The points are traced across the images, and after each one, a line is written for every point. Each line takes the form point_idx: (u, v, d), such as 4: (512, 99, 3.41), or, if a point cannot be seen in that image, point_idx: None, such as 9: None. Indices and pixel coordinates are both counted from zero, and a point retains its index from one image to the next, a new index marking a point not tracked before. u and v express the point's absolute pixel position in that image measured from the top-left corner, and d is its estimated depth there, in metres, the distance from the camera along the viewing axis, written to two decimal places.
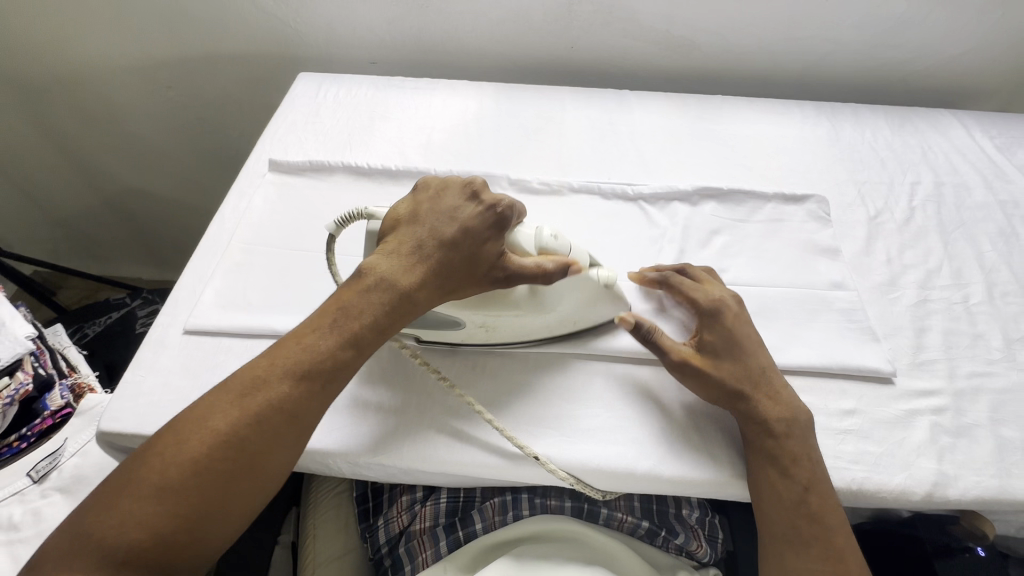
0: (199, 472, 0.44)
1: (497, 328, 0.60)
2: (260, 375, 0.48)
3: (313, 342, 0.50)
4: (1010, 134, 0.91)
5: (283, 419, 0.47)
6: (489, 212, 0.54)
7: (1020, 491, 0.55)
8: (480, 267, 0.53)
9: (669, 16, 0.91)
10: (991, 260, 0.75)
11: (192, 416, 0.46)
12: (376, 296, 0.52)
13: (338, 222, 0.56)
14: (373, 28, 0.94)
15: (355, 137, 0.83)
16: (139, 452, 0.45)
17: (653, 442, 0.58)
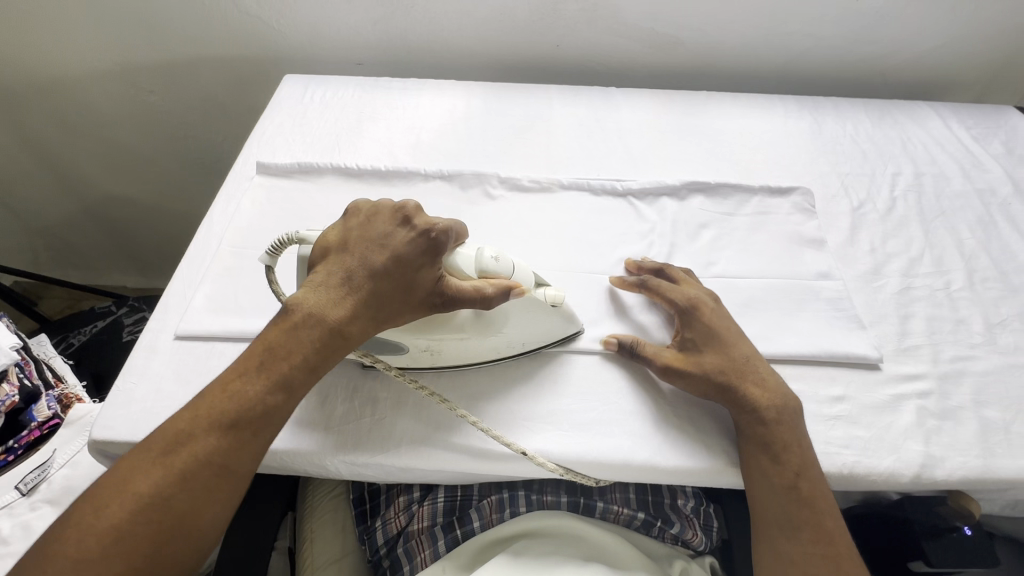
0: (118, 542, 0.40)
1: (441, 353, 0.57)
2: (179, 432, 0.44)
3: (239, 392, 0.46)
4: (986, 124, 0.91)
5: (212, 472, 0.43)
6: (423, 234, 0.52)
7: (1004, 471, 0.54)
8: (420, 294, 0.51)
9: (652, 14, 0.93)
10: (971, 247, 0.73)
11: (108, 481, 0.42)
12: (309, 337, 0.49)
13: (271, 251, 0.52)
14: (360, 30, 0.98)
15: (343, 138, 0.84)
16: (53, 527, 0.42)
17: (649, 432, 0.57)
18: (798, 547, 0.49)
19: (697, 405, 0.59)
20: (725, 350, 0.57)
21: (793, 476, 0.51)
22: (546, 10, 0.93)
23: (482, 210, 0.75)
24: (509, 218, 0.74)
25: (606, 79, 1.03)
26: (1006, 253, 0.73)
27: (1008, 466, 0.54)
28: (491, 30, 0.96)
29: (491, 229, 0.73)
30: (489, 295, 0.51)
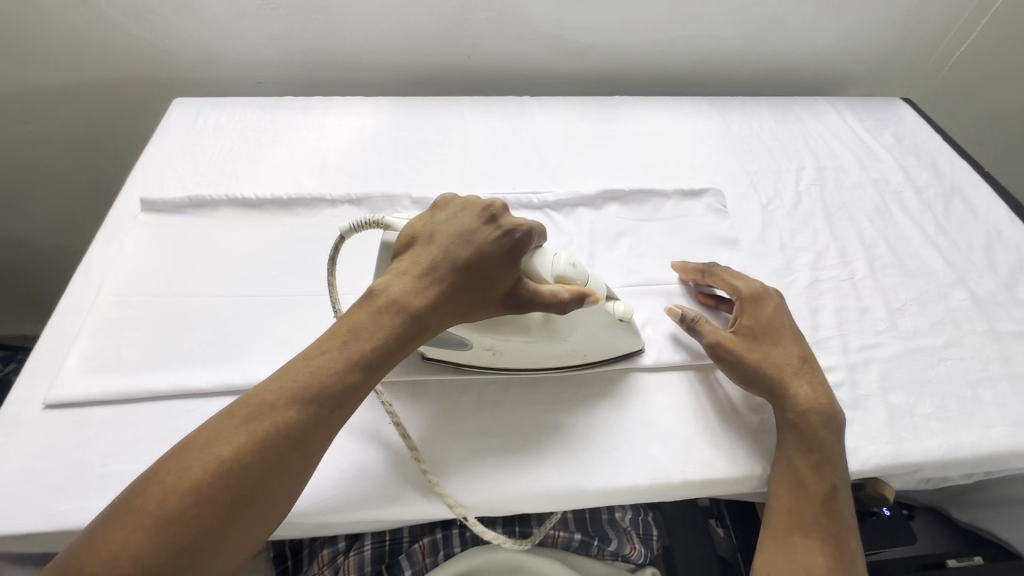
0: (194, 507, 0.39)
1: (504, 352, 0.56)
2: (267, 402, 0.43)
3: (321, 370, 0.45)
4: (877, 116, 0.96)
5: (286, 453, 0.43)
6: (510, 235, 0.51)
7: (912, 454, 0.56)
8: (497, 292, 0.50)
9: (559, 22, 0.92)
10: (871, 236, 0.77)
11: (192, 443, 0.42)
12: (390, 320, 0.48)
13: (354, 225, 0.52)
14: (257, 47, 0.92)
15: (241, 166, 0.78)
16: (138, 475, 0.41)
17: (582, 457, 0.55)
18: (816, 557, 0.50)
19: (632, 420, 0.57)
20: (784, 345, 0.58)
21: (831, 490, 0.53)
22: (453, 20, 0.91)
23: None
24: None
25: (520, 88, 1.02)
26: (901, 239, 0.76)
27: (914, 449, 0.56)
28: (398, 42, 0.93)
29: None
30: (561, 302, 0.50)
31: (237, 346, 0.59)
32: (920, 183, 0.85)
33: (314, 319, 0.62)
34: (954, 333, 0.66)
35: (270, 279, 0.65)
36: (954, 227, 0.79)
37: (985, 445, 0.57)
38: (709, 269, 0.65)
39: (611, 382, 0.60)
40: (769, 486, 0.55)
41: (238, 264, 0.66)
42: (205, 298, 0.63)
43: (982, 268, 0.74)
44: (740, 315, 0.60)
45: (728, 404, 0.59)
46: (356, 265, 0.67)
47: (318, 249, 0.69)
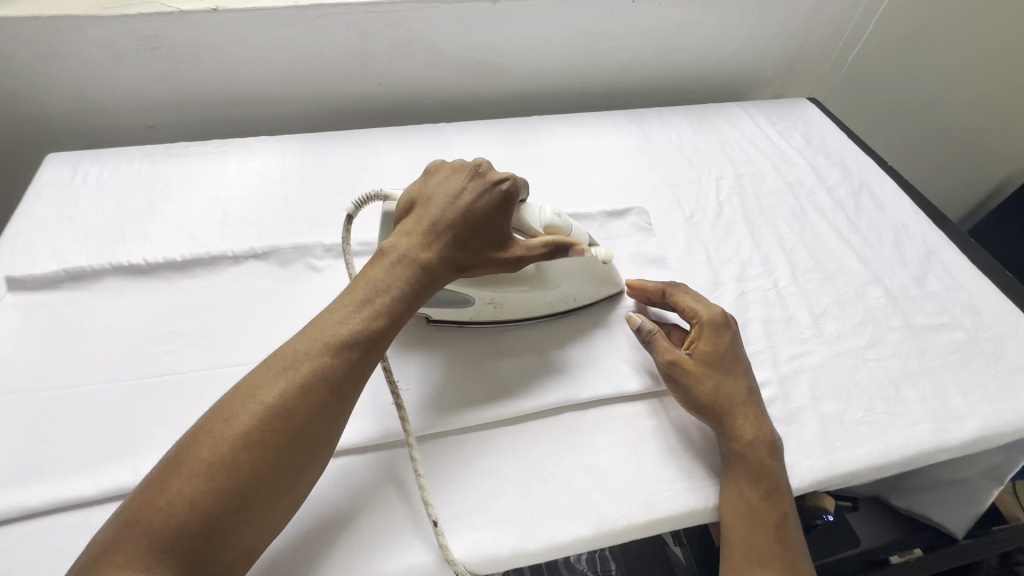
0: (249, 448, 0.41)
1: (504, 304, 0.61)
2: (300, 353, 0.46)
3: (348, 320, 0.48)
4: (786, 118, 0.99)
5: (327, 394, 0.45)
6: (501, 186, 0.53)
7: (846, 464, 0.56)
8: (496, 238, 0.54)
9: (469, 44, 0.90)
10: (790, 241, 0.78)
11: (239, 393, 0.44)
12: (402, 273, 0.51)
13: (359, 202, 0.59)
14: (142, 89, 0.84)
15: (129, 226, 0.71)
16: (189, 432, 0.43)
17: (541, 510, 0.52)
18: None
19: (575, 465, 0.55)
20: (736, 374, 0.57)
21: (782, 517, 0.52)
22: (358, 50, 0.86)
23: (305, 286, 0.66)
24: (337, 291, 0.66)
25: (437, 114, 0.99)
26: (819, 242, 0.78)
27: (848, 458, 0.57)
28: (300, 76, 0.88)
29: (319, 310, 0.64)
30: (548, 244, 0.55)
31: (130, 439, 0.53)
32: (832, 183, 0.88)
33: (219, 396, 0.57)
34: (874, 333, 0.68)
35: (166, 355, 0.59)
36: (865, 224, 0.82)
37: (912, 445, 0.58)
38: (670, 289, 0.63)
39: (544, 428, 0.57)
40: (720, 519, 0.53)
41: (128, 343, 0.59)
42: (90, 386, 0.56)
43: (894, 263, 0.76)
44: (697, 338, 0.58)
45: (666, 435, 0.58)
46: (266, 328, 0.62)
47: (221, 314, 0.63)
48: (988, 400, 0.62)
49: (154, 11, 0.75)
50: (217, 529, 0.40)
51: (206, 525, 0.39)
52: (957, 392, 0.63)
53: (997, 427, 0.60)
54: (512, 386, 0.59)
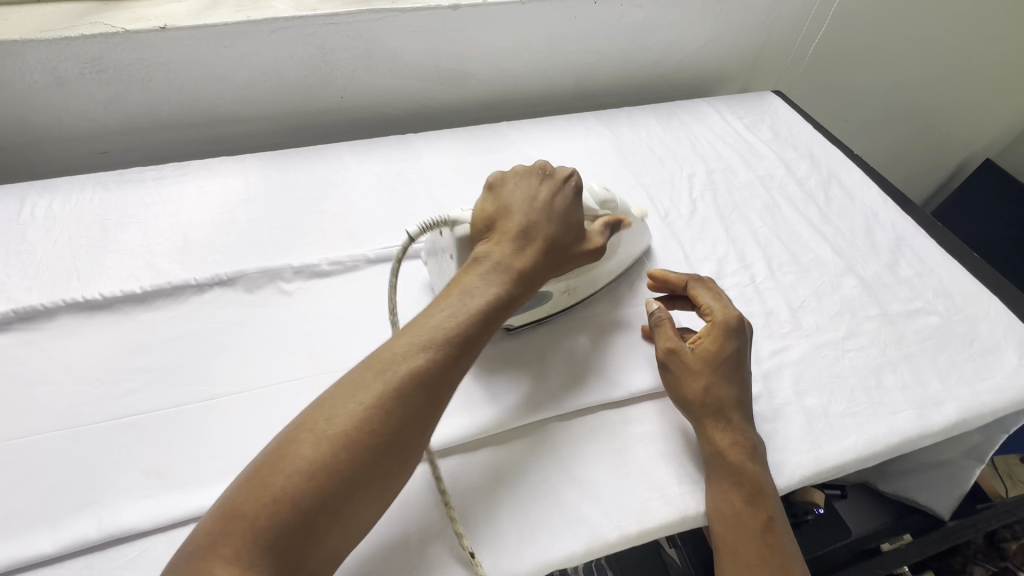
0: (349, 448, 0.40)
1: (577, 289, 0.63)
2: (397, 353, 0.44)
3: (442, 320, 0.47)
4: (753, 112, 1.00)
5: (424, 397, 0.43)
6: (573, 186, 0.57)
7: (832, 458, 0.56)
8: (577, 238, 0.56)
9: (433, 52, 0.88)
10: (765, 235, 0.78)
11: (338, 393, 0.43)
12: (492, 275, 0.50)
13: (422, 227, 0.54)
14: (91, 114, 0.80)
15: (82, 260, 0.67)
16: (289, 428, 0.41)
17: (531, 528, 0.51)
18: None
19: (560, 480, 0.54)
20: (729, 380, 0.56)
21: (767, 521, 0.51)
22: (317, 63, 0.84)
23: (274, 311, 0.64)
24: (309, 314, 0.64)
25: (405, 124, 0.97)
26: (793, 234, 0.79)
27: (833, 452, 0.57)
28: (259, 92, 0.85)
29: (290, 336, 0.62)
30: (608, 223, 0.60)
31: (92, 488, 0.50)
32: (801, 174, 0.88)
33: (188, 434, 0.54)
34: (852, 323, 0.68)
35: (129, 395, 0.56)
36: (836, 214, 0.82)
37: (895, 433, 0.59)
38: (692, 283, 0.63)
39: (530, 442, 0.56)
40: (710, 526, 0.52)
41: (86, 385, 0.56)
42: (47, 435, 0.53)
43: (867, 251, 0.77)
44: (703, 335, 0.58)
45: (654, 441, 0.57)
46: (235, 359, 0.59)
47: (186, 347, 0.60)
48: (965, 382, 0.63)
49: (98, 32, 0.72)
50: (315, 529, 0.38)
51: (307, 523, 0.38)
52: (935, 376, 0.64)
53: (976, 409, 0.61)
54: (493, 401, 0.57)
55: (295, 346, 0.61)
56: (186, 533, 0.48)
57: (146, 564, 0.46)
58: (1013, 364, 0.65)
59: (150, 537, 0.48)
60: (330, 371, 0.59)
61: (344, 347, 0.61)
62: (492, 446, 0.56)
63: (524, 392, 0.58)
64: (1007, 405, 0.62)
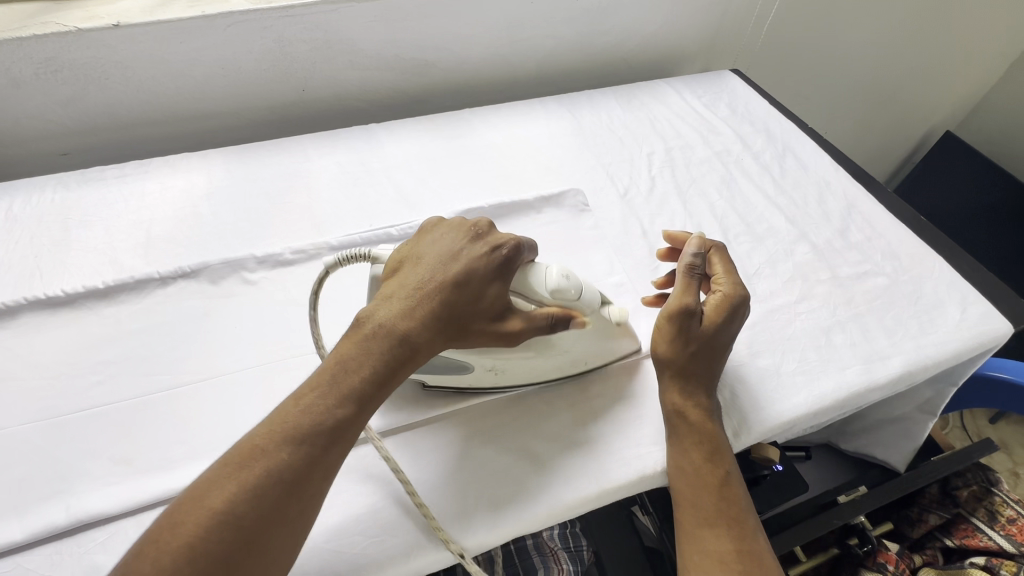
0: (190, 560, 0.37)
1: (507, 371, 0.56)
2: (259, 446, 0.41)
3: (312, 404, 0.43)
4: (711, 91, 1.02)
5: (281, 496, 0.40)
6: (484, 237, 0.52)
7: (782, 414, 0.59)
8: (485, 305, 0.50)
9: (391, 42, 0.89)
10: (721, 208, 0.81)
11: (193, 492, 0.40)
12: (374, 350, 0.46)
13: (340, 258, 0.53)
14: (48, 116, 0.80)
15: (46, 258, 0.67)
16: (145, 532, 0.39)
17: (499, 492, 0.53)
18: (724, 543, 0.49)
19: (525, 448, 0.55)
20: (711, 350, 0.56)
21: (725, 477, 0.53)
22: (276, 56, 0.84)
23: (240, 300, 0.65)
24: (273, 301, 0.65)
25: (368, 115, 0.98)
26: (748, 206, 0.81)
27: (784, 408, 0.59)
28: (218, 87, 0.85)
29: (255, 323, 0.63)
30: (549, 316, 0.51)
31: (60, 478, 0.51)
32: (757, 149, 0.91)
33: (155, 422, 0.55)
34: (803, 287, 0.71)
35: (96, 387, 0.56)
36: (791, 185, 0.85)
37: (843, 388, 0.61)
38: (715, 252, 0.61)
39: (496, 411, 0.58)
40: (671, 483, 0.54)
41: (52, 378, 0.57)
42: (13, 429, 0.53)
43: (819, 220, 0.80)
44: (710, 303, 0.57)
45: (612, 408, 0.59)
46: (200, 347, 0.60)
47: (152, 338, 0.61)
48: (910, 337, 0.66)
49: (49, 31, 0.71)
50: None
51: None
52: (882, 333, 0.66)
53: (920, 361, 0.64)
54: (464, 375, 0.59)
55: (260, 332, 0.62)
56: (154, 515, 0.49)
57: (116, 547, 0.47)
58: (955, 319, 0.68)
59: (120, 521, 0.49)
60: (295, 356, 0.61)
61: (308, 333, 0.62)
62: (462, 417, 0.57)
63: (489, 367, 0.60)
64: (950, 358, 0.65)
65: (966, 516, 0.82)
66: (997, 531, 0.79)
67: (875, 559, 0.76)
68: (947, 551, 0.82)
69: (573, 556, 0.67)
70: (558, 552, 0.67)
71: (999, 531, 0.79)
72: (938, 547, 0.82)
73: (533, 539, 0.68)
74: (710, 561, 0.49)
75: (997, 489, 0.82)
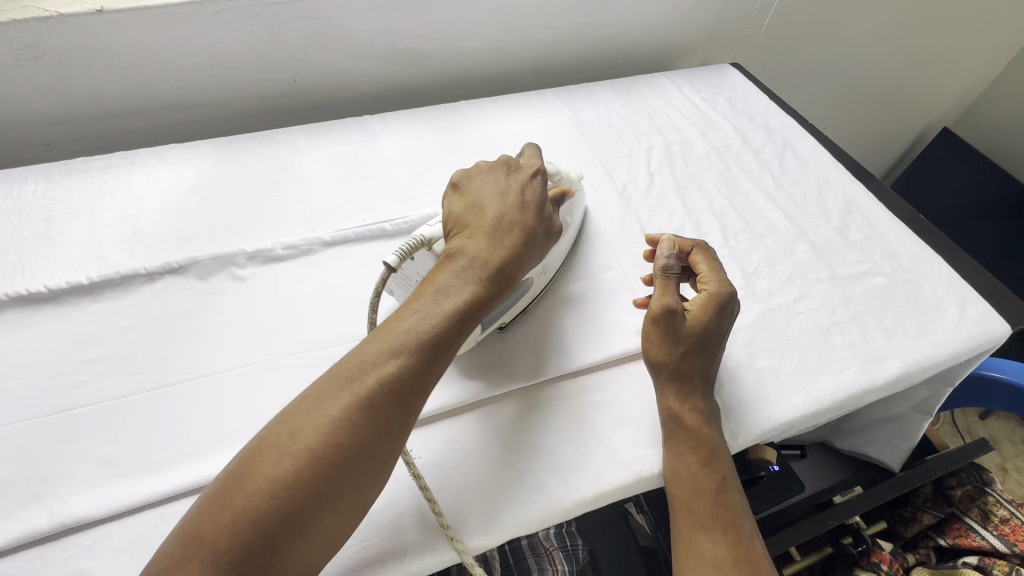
0: (314, 463, 0.39)
1: (549, 266, 0.63)
2: (366, 361, 0.43)
3: (415, 323, 0.45)
4: (711, 85, 1.00)
5: (394, 405, 0.42)
6: (538, 178, 0.57)
7: (780, 415, 0.59)
8: (547, 234, 0.56)
9: (385, 32, 0.86)
10: (720, 205, 0.80)
11: (302, 404, 0.41)
12: (467, 273, 0.49)
13: (400, 254, 0.52)
14: (31, 105, 0.78)
15: (28, 252, 0.65)
16: (251, 446, 0.40)
17: (495, 494, 0.52)
18: (721, 548, 0.49)
19: (521, 450, 0.54)
20: (704, 351, 0.55)
21: (721, 481, 0.52)
22: (266, 45, 0.82)
23: (229, 298, 0.63)
24: (264, 298, 0.63)
25: (361, 106, 0.96)
26: (747, 203, 0.80)
27: (782, 409, 0.59)
28: (206, 76, 0.83)
29: (244, 322, 0.61)
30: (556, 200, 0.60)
31: (44, 480, 0.49)
32: (756, 145, 0.90)
33: (142, 423, 0.53)
34: (802, 286, 0.70)
35: (80, 387, 0.55)
36: (791, 181, 0.84)
37: (841, 389, 0.61)
38: (696, 251, 0.60)
39: (491, 414, 0.57)
40: (667, 487, 0.53)
41: (33, 378, 0.55)
42: None
43: (819, 218, 0.79)
44: (694, 302, 0.57)
45: (608, 409, 0.58)
46: (188, 346, 0.59)
47: (138, 336, 0.59)
48: (908, 338, 0.66)
49: (29, 16, 0.68)
50: (279, 548, 0.37)
51: (272, 542, 0.37)
52: (881, 333, 0.66)
53: (918, 362, 0.63)
54: (457, 376, 0.58)
55: (250, 330, 0.61)
56: (141, 519, 0.48)
57: (101, 551, 0.46)
58: (954, 319, 0.68)
59: (105, 525, 0.48)
60: (286, 356, 0.59)
61: (300, 330, 0.61)
62: (455, 419, 0.56)
63: (481, 368, 0.59)
64: (947, 359, 0.64)
65: (959, 515, 0.82)
66: (991, 531, 0.79)
67: (869, 559, 0.76)
68: (938, 550, 0.82)
69: (568, 555, 0.67)
70: (552, 552, 0.66)
71: (992, 531, 0.79)
72: (931, 546, 0.82)
73: (527, 538, 0.68)
74: (705, 565, 0.48)
75: (990, 488, 0.83)
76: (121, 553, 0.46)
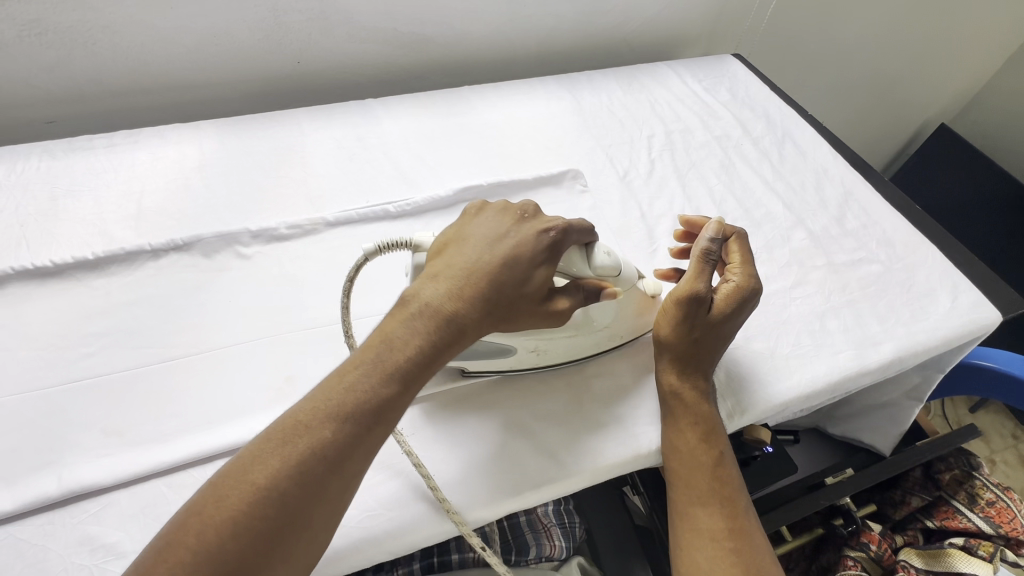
0: (239, 533, 0.37)
1: (549, 350, 0.56)
2: (302, 422, 0.41)
3: (356, 381, 0.42)
4: (712, 75, 1.01)
5: (325, 471, 0.40)
6: (549, 232, 0.50)
7: (774, 395, 0.60)
8: (534, 296, 0.49)
9: (389, 15, 0.86)
10: (720, 192, 0.81)
11: (236, 465, 0.39)
12: (418, 325, 0.45)
13: (380, 246, 0.50)
14: (34, 82, 0.78)
15: (33, 228, 0.66)
16: (184, 507, 0.38)
17: (495, 467, 0.53)
18: (716, 520, 0.50)
19: (520, 426, 0.55)
20: (713, 339, 0.56)
21: (719, 457, 0.53)
22: (270, 27, 0.82)
23: (233, 275, 0.64)
24: (268, 276, 0.64)
25: (363, 90, 0.96)
26: (746, 191, 0.81)
27: (776, 390, 0.60)
28: (210, 56, 0.83)
29: (249, 298, 0.62)
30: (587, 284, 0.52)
31: (52, 449, 0.50)
32: (757, 134, 0.91)
33: (148, 395, 0.54)
34: (799, 273, 0.71)
35: (86, 358, 0.56)
36: (789, 170, 0.85)
37: (835, 372, 0.62)
38: (734, 240, 0.60)
39: (492, 389, 0.58)
40: (665, 462, 0.54)
41: (40, 349, 0.56)
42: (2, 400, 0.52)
43: (816, 207, 0.80)
44: (719, 292, 0.57)
45: (609, 390, 0.59)
46: (193, 322, 0.59)
47: (145, 311, 0.60)
48: (901, 324, 0.67)
49: None
50: None
51: None
52: (875, 319, 0.67)
53: (910, 347, 0.65)
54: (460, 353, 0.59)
55: (254, 307, 0.61)
56: (148, 487, 0.49)
57: (110, 518, 0.47)
58: (946, 306, 0.69)
59: (113, 493, 0.49)
60: (291, 331, 0.60)
61: (304, 307, 0.62)
62: (456, 395, 0.57)
63: None
64: (939, 344, 0.66)
65: (947, 498, 0.84)
66: (976, 513, 0.81)
67: (859, 539, 0.79)
68: (926, 531, 0.85)
69: (565, 533, 0.70)
70: (550, 528, 0.69)
71: (978, 513, 0.81)
72: (919, 528, 0.85)
73: (525, 516, 0.70)
74: (702, 538, 0.50)
75: (978, 472, 0.84)
76: (129, 519, 0.47)
